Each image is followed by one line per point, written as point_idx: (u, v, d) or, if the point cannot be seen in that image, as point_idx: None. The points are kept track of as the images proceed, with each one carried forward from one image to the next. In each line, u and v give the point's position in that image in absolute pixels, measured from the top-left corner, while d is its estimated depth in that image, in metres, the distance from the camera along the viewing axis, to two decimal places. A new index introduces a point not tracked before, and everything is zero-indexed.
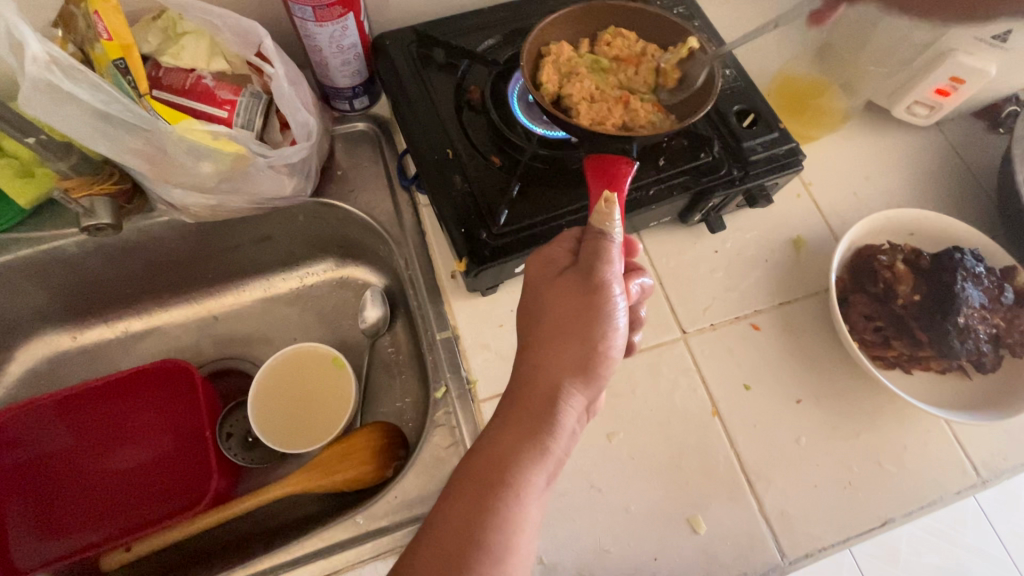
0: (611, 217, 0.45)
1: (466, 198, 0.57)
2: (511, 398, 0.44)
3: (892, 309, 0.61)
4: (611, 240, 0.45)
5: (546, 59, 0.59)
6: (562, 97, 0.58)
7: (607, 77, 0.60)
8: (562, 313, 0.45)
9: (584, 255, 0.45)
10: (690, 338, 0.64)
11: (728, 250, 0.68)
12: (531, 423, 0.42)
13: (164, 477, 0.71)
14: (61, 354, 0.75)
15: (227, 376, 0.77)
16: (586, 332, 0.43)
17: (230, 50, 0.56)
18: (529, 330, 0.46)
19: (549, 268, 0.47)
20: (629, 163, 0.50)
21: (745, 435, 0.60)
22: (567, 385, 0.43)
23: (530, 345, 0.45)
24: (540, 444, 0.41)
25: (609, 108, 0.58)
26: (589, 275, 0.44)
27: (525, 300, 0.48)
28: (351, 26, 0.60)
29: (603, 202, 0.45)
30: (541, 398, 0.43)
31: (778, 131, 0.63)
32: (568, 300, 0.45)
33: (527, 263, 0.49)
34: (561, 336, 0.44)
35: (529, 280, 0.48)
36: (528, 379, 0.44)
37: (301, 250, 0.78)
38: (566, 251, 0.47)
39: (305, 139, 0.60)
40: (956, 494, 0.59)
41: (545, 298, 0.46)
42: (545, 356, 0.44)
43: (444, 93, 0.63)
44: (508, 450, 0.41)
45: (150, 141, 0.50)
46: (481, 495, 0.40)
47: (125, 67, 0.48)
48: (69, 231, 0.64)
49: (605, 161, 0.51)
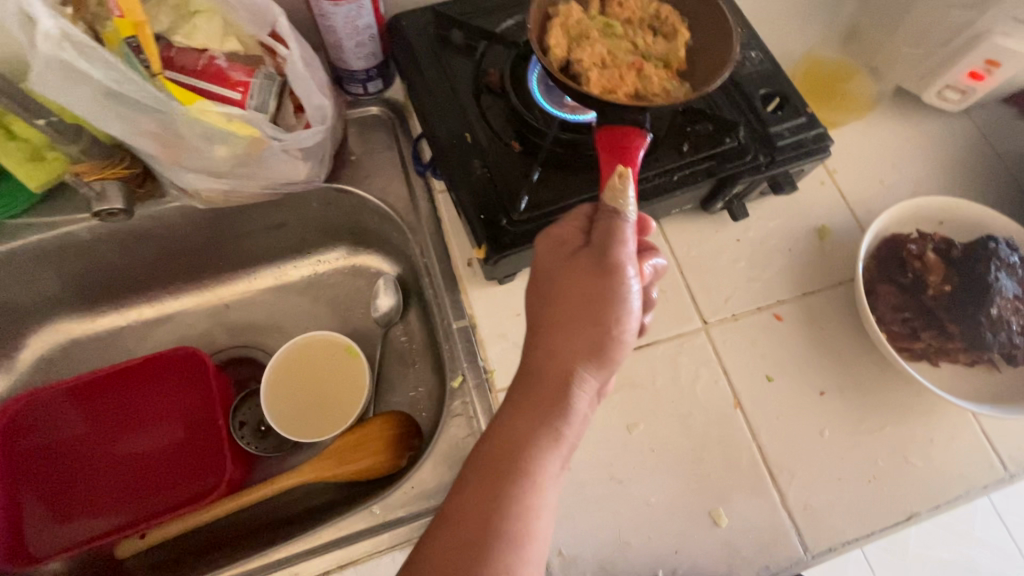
0: (624, 194, 0.44)
1: (485, 184, 0.55)
2: (521, 384, 0.42)
3: (921, 300, 0.60)
4: (623, 219, 0.43)
5: (555, 22, 0.56)
6: (571, 63, 0.55)
7: (619, 42, 0.57)
8: (573, 295, 0.43)
9: (596, 237, 0.44)
10: (711, 328, 0.63)
11: (750, 238, 0.67)
12: (545, 410, 0.41)
13: (176, 465, 0.70)
14: (74, 341, 0.74)
15: (239, 364, 0.76)
16: (600, 314, 0.42)
17: (244, 30, 0.54)
18: (537, 312, 0.44)
19: (561, 250, 0.45)
20: (642, 136, 0.48)
21: (768, 427, 0.59)
22: (580, 370, 0.41)
23: (539, 329, 0.43)
24: (555, 430, 0.40)
25: (622, 75, 0.55)
26: (602, 256, 0.43)
27: (534, 282, 0.46)
28: (367, 6, 0.58)
29: (615, 178, 0.44)
30: (554, 384, 0.41)
31: (807, 116, 0.61)
32: (578, 282, 0.43)
33: (536, 246, 0.47)
34: (573, 319, 0.42)
35: (538, 262, 0.46)
36: (540, 365, 0.42)
37: (313, 237, 0.77)
38: (577, 231, 0.46)
39: (320, 123, 0.58)
40: (983, 489, 0.58)
41: (555, 279, 0.44)
42: (559, 342, 0.42)
43: (462, 75, 0.61)
44: (523, 437, 0.40)
45: (162, 122, 0.49)
46: (496, 486, 0.39)
47: (137, 46, 0.47)
48: (81, 217, 0.63)
49: (614, 133, 0.49)
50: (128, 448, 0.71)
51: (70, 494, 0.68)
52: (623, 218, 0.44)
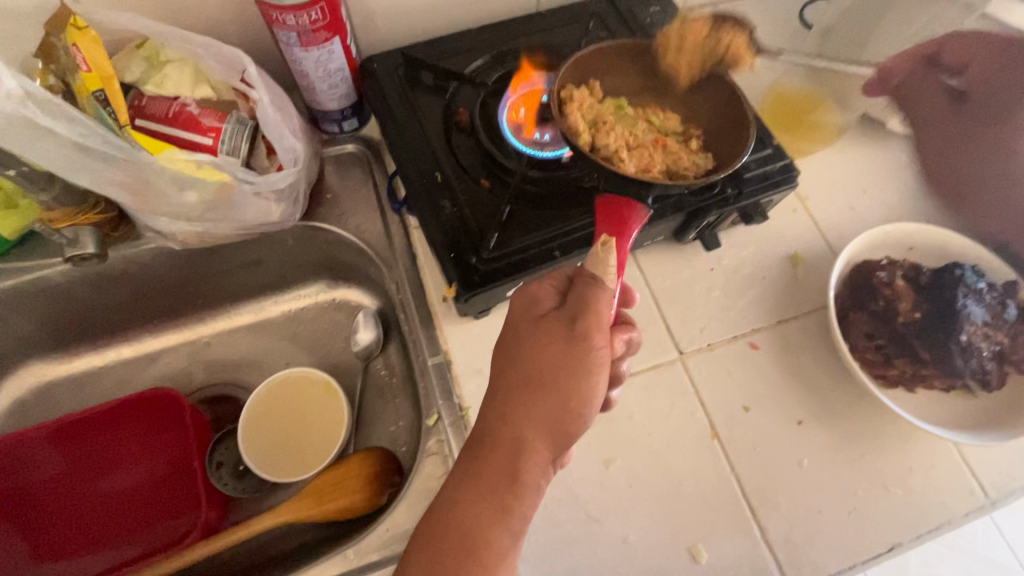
0: (606, 263, 0.45)
1: (456, 223, 0.56)
2: (476, 450, 0.43)
3: (893, 328, 0.60)
4: (601, 286, 0.44)
5: (569, 104, 0.57)
6: (598, 147, 0.57)
7: (633, 123, 0.61)
8: (540, 360, 0.43)
9: (571, 300, 0.45)
10: (687, 358, 0.63)
11: (724, 267, 0.67)
12: (498, 475, 0.41)
13: (153, 506, 0.69)
14: (50, 384, 0.74)
15: (218, 402, 0.76)
16: (560, 382, 0.43)
17: (216, 77, 0.55)
18: (503, 370, 0.45)
19: (532, 309, 0.46)
20: (641, 208, 0.50)
21: (746, 459, 0.59)
22: (535, 436, 0.42)
23: (501, 389, 0.44)
24: (503, 500, 0.41)
25: (650, 153, 0.58)
26: (573, 323, 0.44)
27: (503, 337, 0.47)
28: (338, 50, 0.59)
29: (599, 245, 0.45)
30: (508, 451, 0.42)
31: (772, 148, 0.62)
32: (547, 347, 0.44)
33: (512, 299, 0.48)
34: (536, 385, 0.43)
35: (510, 319, 0.47)
36: (495, 429, 0.43)
37: (292, 274, 0.77)
38: (552, 291, 0.46)
39: (293, 165, 0.59)
40: (965, 516, 0.58)
41: (526, 341, 0.44)
42: (518, 405, 0.43)
43: (433, 115, 0.62)
44: (481, 501, 0.41)
45: (131, 172, 0.49)
46: (443, 549, 0.40)
47: (105, 99, 0.47)
48: (52, 263, 0.63)
49: (615, 202, 0.50)
50: (106, 486, 0.70)
51: (44, 532, 0.67)
52: (600, 286, 0.44)
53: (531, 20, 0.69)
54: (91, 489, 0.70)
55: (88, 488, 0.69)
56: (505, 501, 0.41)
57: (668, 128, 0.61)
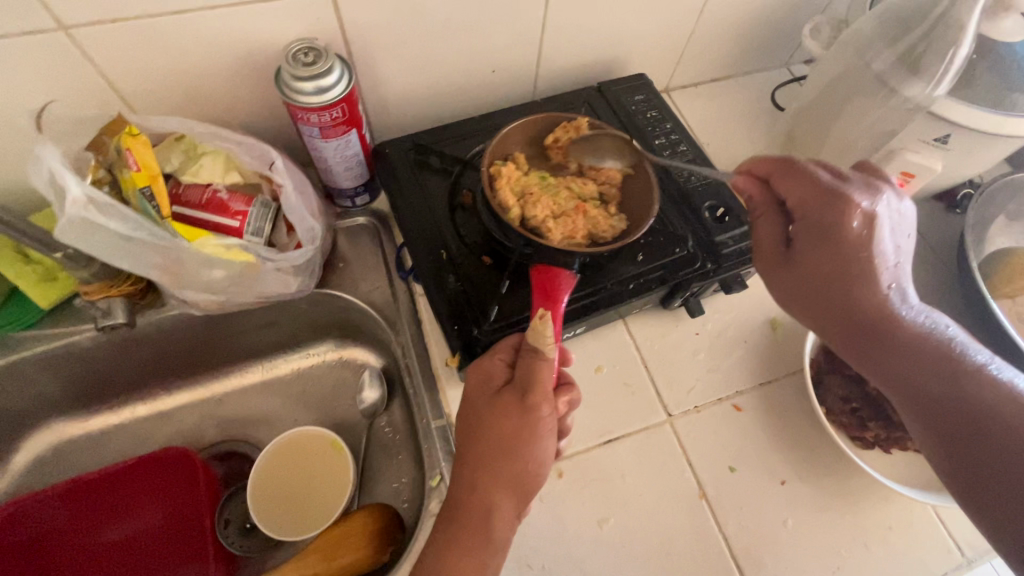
0: (545, 335, 0.50)
1: (459, 296, 0.61)
2: (453, 514, 0.48)
3: (865, 390, 0.65)
4: (544, 358, 0.50)
5: (501, 180, 0.64)
6: (527, 218, 0.64)
7: (557, 190, 0.67)
8: (493, 431, 0.49)
9: (518, 375, 0.50)
10: (676, 419, 0.67)
11: (708, 331, 0.72)
12: (476, 535, 0.47)
13: (159, 563, 0.71)
14: (68, 442, 0.77)
15: (229, 458, 0.79)
16: (515, 451, 0.48)
17: (245, 166, 0.61)
18: (467, 440, 0.50)
19: (487, 386, 0.51)
20: (567, 275, 0.57)
21: (732, 518, 0.62)
22: (503, 499, 0.48)
23: (467, 459, 0.49)
24: (481, 559, 0.46)
25: (573, 220, 0.65)
26: (524, 396, 0.49)
27: (464, 410, 0.52)
28: (355, 140, 0.66)
29: (537, 319, 0.50)
30: (479, 513, 0.48)
31: (748, 225, 0.68)
32: (502, 420, 0.49)
33: (467, 375, 0.53)
34: (496, 455, 0.48)
35: (468, 394, 0.52)
36: (467, 495, 0.48)
37: (303, 334, 0.82)
38: (503, 367, 0.52)
39: (310, 242, 0.65)
40: (943, 575, 0.61)
41: (484, 415, 0.50)
42: (482, 473, 0.48)
43: (439, 195, 0.68)
44: (457, 559, 0.46)
45: (169, 255, 0.55)
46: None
47: (150, 194, 0.53)
48: (84, 328, 0.67)
49: (546, 275, 0.57)
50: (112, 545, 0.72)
51: None
52: (541, 357, 0.50)
53: (529, 108, 0.76)
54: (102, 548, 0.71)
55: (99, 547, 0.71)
56: (483, 560, 0.46)
57: (588, 193, 0.68)
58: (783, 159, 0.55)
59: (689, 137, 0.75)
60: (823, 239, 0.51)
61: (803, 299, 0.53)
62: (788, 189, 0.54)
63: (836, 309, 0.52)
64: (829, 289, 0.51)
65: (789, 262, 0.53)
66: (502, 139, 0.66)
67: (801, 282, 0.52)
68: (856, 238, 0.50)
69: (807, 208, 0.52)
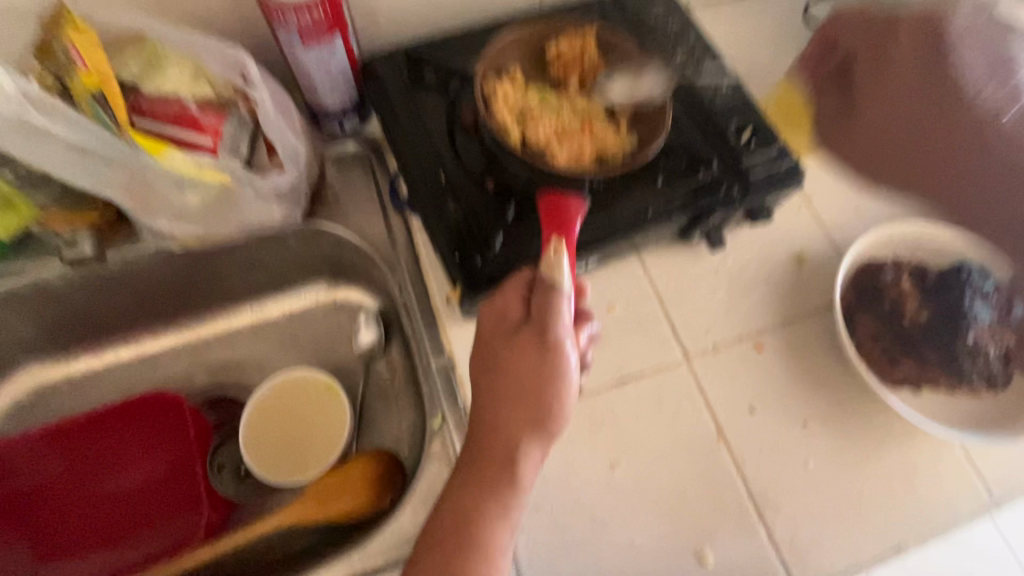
0: (560, 267, 0.44)
1: (460, 225, 0.56)
2: (472, 460, 0.44)
3: (899, 327, 0.60)
4: (561, 291, 0.44)
5: (495, 101, 0.58)
6: (528, 140, 0.57)
7: (561, 108, 0.60)
8: (512, 374, 0.44)
9: (534, 312, 0.45)
10: (692, 359, 0.62)
11: (729, 267, 0.67)
12: (494, 476, 0.43)
13: (157, 505, 0.68)
14: (47, 386, 0.73)
15: (219, 404, 0.75)
16: (538, 392, 0.43)
17: (214, 74, 0.54)
18: (484, 385, 0.46)
19: (502, 325, 0.46)
20: (577, 201, 0.51)
21: (751, 460, 0.58)
22: (528, 440, 0.44)
23: (484, 404, 0.45)
24: (499, 500, 0.43)
25: (579, 139, 0.58)
26: (543, 334, 0.44)
27: (477, 353, 0.47)
28: (340, 49, 0.58)
29: (551, 253, 0.44)
30: (502, 457, 0.44)
31: (778, 147, 0.61)
32: (520, 362, 0.44)
33: (479, 315, 0.48)
34: (516, 399, 0.44)
35: (482, 335, 0.47)
36: (489, 439, 0.44)
37: (292, 273, 0.76)
38: (518, 303, 0.46)
39: (295, 165, 0.58)
40: (969, 514, 0.57)
41: (500, 356, 0.45)
42: (501, 416, 0.44)
43: (437, 115, 0.61)
44: (479, 501, 0.43)
45: (133, 174, 0.49)
46: (448, 552, 0.42)
47: (104, 99, 0.46)
48: (48, 263, 0.62)
49: (553, 201, 0.51)
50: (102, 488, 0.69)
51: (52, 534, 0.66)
52: (560, 291, 0.44)
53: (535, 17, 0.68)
54: (99, 487, 0.69)
55: (96, 486, 0.69)
56: (507, 502, 0.43)
57: (594, 109, 0.60)
58: None
59: (713, 52, 0.68)
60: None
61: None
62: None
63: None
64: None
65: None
66: (495, 53, 0.60)
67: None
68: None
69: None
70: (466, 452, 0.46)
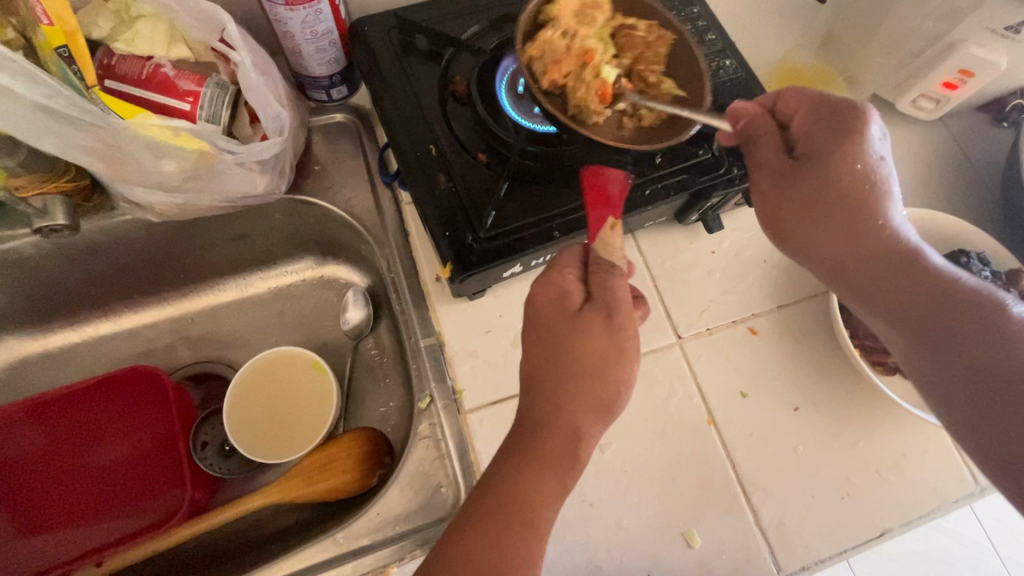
0: (614, 247, 0.45)
1: (452, 200, 0.53)
2: (533, 439, 0.42)
3: None
4: (620, 274, 0.44)
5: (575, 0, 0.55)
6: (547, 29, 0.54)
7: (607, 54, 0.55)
8: (581, 353, 0.42)
9: (596, 290, 0.44)
10: (685, 343, 0.62)
11: (725, 250, 0.66)
12: (554, 461, 0.41)
13: (142, 481, 0.68)
14: (24, 360, 0.71)
15: (202, 380, 0.73)
16: (605, 373, 0.42)
17: (192, 35, 0.51)
18: (545, 365, 0.43)
19: (564, 303, 0.44)
20: (624, 178, 0.49)
21: (741, 444, 0.58)
22: (593, 427, 0.41)
23: (544, 385, 0.42)
24: (535, 482, 0.40)
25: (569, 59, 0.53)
26: (610, 314, 0.43)
27: (533, 333, 0.45)
28: (325, 10, 0.55)
29: (608, 229, 0.46)
30: (564, 443, 0.41)
31: None
32: (586, 340, 0.42)
33: (534, 289, 0.45)
34: (581, 379, 0.42)
35: (536, 312, 0.45)
36: (551, 423, 0.41)
37: (278, 249, 0.74)
38: (576, 282, 0.45)
39: (278, 134, 0.55)
40: (955, 502, 0.58)
41: (565, 336, 0.43)
42: (564, 395, 0.42)
43: (428, 84, 0.59)
44: (530, 475, 0.41)
45: (102, 138, 0.47)
46: (507, 537, 0.40)
47: (70, 56, 0.44)
48: (21, 234, 0.59)
49: (598, 176, 0.49)
50: (87, 462, 0.68)
51: (32, 507, 0.65)
52: (619, 271, 0.44)
53: None
54: (83, 461, 0.68)
55: (80, 460, 0.68)
56: (566, 485, 0.41)
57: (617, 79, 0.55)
58: (826, 104, 0.46)
59: (718, 25, 0.65)
60: (813, 165, 0.46)
61: (784, 212, 0.49)
62: (792, 111, 0.48)
63: (834, 247, 0.47)
64: (819, 220, 0.47)
65: (781, 188, 0.48)
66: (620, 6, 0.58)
67: (805, 219, 0.48)
68: (850, 180, 0.45)
69: (810, 137, 0.47)
70: (514, 439, 0.43)
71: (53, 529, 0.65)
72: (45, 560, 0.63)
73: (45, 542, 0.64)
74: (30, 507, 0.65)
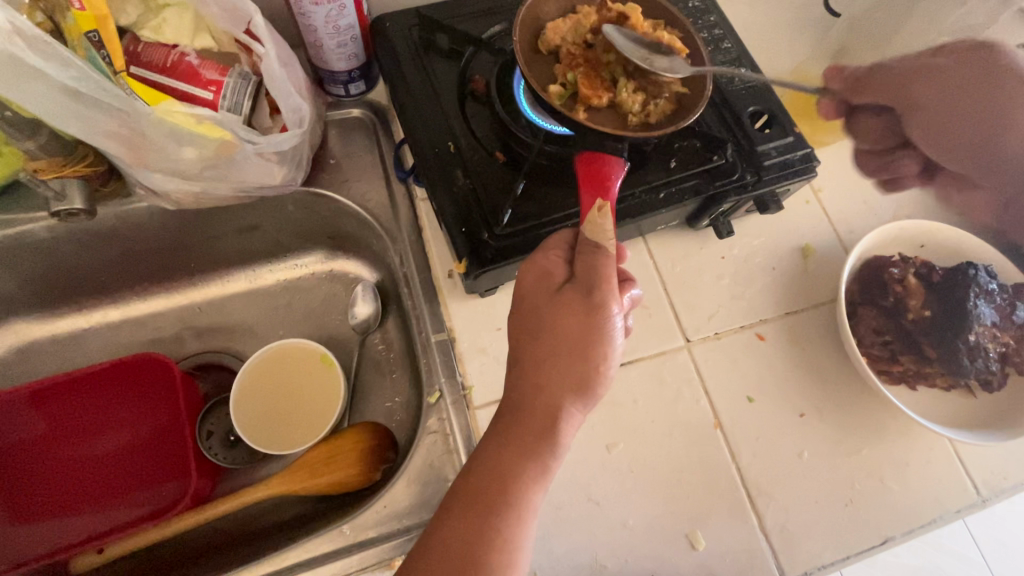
0: (603, 228, 0.44)
1: (468, 197, 0.54)
2: (513, 416, 0.43)
3: (900, 324, 0.61)
4: (606, 255, 0.44)
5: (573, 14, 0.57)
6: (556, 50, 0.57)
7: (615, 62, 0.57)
8: (560, 333, 0.42)
9: (578, 271, 0.44)
10: (693, 346, 0.62)
11: (735, 256, 0.66)
12: (547, 442, 0.42)
13: (143, 470, 0.67)
14: (31, 344, 0.71)
15: (208, 370, 0.73)
16: (583, 353, 0.42)
17: (218, 26, 0.52)
18: (524, 346, 0.44)
19: (545, 283, 0.45)
20: (619, 163, 0.48)
21: (747, 448, 0.58)
22: (573, 406, 0.42)
23: (525, 364, 0.43)
24: (544, 465, 0.42)
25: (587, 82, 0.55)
26: (590, 292, 0.43)
27: (517, 315, 0.46)
28: (349, 5, 0.56)
29: (595, 211, 0.45)
30: (541, 422, 0.42)
31: (794, 135, 0.60)
32: (563, 319, 0.43)
33: (519, 274, 0.46)
34: (559, 358, 0.42)
35: (521, 292, 0.46)
36: (527, 402, 0.42)
37: (290, 241, 0.74)
38: (560, 263, 0.46)
39: (297, 126, 0.56)
40: (956, 512, 0.58)
41: (545, 317, 0.43)
42: (543, 376, 0.42)
43: (447, 82, 0.59)
44: (529, 461, 0.41)
45: (126, 123, 0.47)
46: (481, 519, 0.40)
47: (98, 41, 0.45)
48: (37, 216, 0.59)
49: (593, 161, 0.48)
50: (88, 450, 0.68)
51: (33, 493, 0.65)
52: (603, 252, 0.44)
53: None
54: (84, 448, 0.68)
55: (81, 447, 0.68)
56: (547, 467, 0.42)
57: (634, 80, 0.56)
58: None
59: (734, 34, 0.66)
60: None
61: None
62: None
63: None
64: None
65: None
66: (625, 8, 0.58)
67: None
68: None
69: None
70: (495, 421, 0.44)
71: (53, 516, 0.65)
72: (42, 546, 0.62)
73: (43, 530, 0.64)
74: (29, 494, 0.65)
